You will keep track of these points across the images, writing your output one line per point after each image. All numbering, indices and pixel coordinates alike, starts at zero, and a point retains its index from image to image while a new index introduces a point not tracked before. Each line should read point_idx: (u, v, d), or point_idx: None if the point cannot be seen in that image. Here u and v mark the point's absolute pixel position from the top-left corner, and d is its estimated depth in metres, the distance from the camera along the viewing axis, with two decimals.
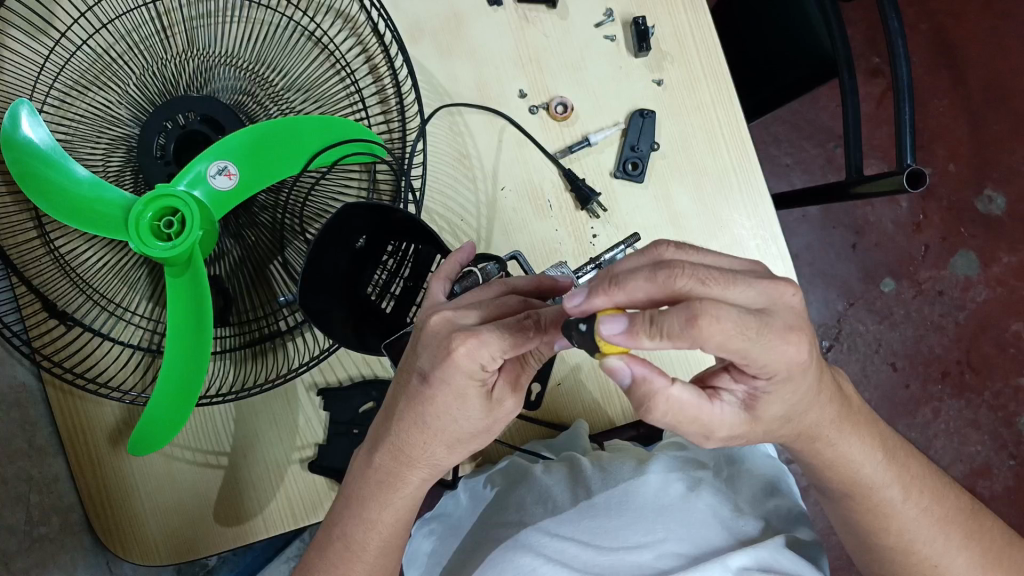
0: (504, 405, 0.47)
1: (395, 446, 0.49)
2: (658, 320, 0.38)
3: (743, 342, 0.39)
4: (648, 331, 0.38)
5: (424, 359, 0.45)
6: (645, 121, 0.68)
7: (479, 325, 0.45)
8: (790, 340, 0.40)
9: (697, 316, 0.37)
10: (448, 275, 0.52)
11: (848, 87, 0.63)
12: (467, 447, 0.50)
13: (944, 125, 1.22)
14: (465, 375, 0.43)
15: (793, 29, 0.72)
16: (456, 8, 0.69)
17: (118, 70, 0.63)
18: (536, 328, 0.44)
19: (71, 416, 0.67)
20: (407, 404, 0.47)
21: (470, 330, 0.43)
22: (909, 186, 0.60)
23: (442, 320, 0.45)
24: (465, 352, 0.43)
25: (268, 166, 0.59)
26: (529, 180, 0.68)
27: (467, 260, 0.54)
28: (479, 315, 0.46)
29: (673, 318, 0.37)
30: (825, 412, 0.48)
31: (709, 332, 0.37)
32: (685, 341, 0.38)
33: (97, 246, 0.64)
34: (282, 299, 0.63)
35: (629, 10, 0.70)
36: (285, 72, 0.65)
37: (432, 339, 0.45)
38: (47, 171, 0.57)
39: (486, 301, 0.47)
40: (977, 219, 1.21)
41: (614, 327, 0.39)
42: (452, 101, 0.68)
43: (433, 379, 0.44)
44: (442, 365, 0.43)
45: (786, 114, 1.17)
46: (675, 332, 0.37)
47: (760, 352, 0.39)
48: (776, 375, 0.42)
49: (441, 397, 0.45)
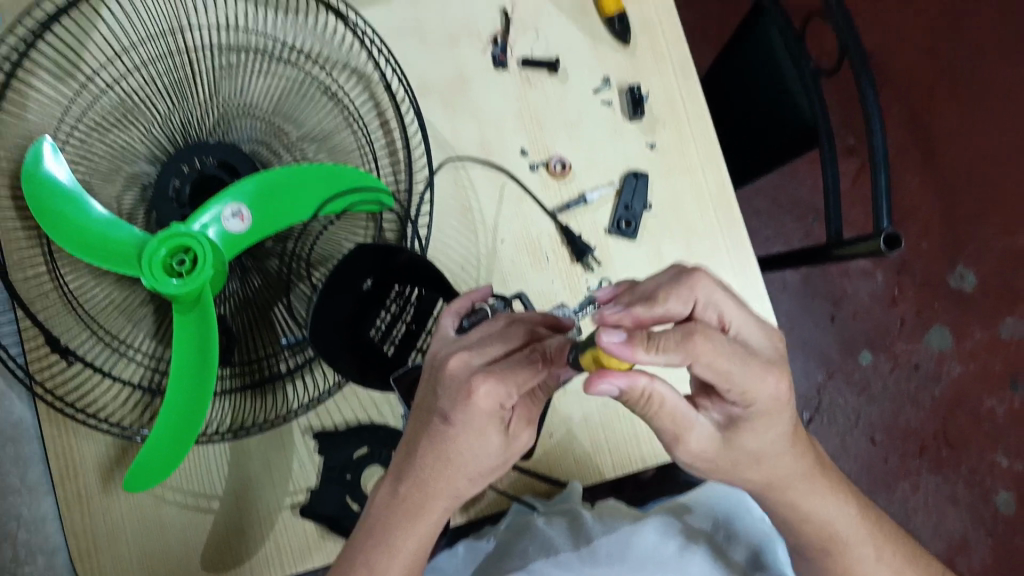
0: (521, 437, 0.49)
1: (420, 479, 0.50)
2: (653, 338, 0.40)
3: (726, 363, 0.42)
4: (646, 343, 0.40)
5: (444, 400, 0.46)
6: (638, 182, 0.72)
7: (492, 364, 0.46)
8: (778, 380, 0.45)
9: (690, 332, 0.41)
10: (458, 309, 0.54)
11: (828, 156, 0.69)
12: (486, 480, 0.51)
13: (915, 204, 1.29)
14: (484, 413, 0.45)
15: (773, 101, 0.77)
16: (463, 72, 0.74)
17: (142, 114, 0.66)
18: (544, 360, 0.47)
19: (63, 455, 0.67)
20: (429, 444, 0.48)
21: (485, 371, 0.45)
22: (886, 248, 0.64)
23: (459, 362, 0.46)
24: (485, 393, 0.45)
25: (278, 212, 0.62)
26: (526, 235, 0.72)
27: (479, 301, 0.56)
28: (490, 355, 0.47)
29: (670, 336, 0.41)
30: (796, 465, 0.51)
31: (704, 352, 0.41)
32: (678, 356, 0.41)
33: (104, 285, 0.65)
34: (284, 341, 0.65)
35: (625, 77, 0.74)
36: (301, 123, 0.69)
37: (451, 381, 0.46)
38: (64, 207, 0.61)
39: (498, 335, 0.48)
40: (950, 294, 1.26)
41: (613, 335, 0.40)
42: (456, 156, 0.72)
43: (454, 419, 0.46)
44: (463, 407, 0.45)
45: (769, 187, 1.23)
46: (671, 345, 0.41)
47: (751, 387, 0.44)
48: (753, 405, 0.45)
49: (463, 436, 0.47)
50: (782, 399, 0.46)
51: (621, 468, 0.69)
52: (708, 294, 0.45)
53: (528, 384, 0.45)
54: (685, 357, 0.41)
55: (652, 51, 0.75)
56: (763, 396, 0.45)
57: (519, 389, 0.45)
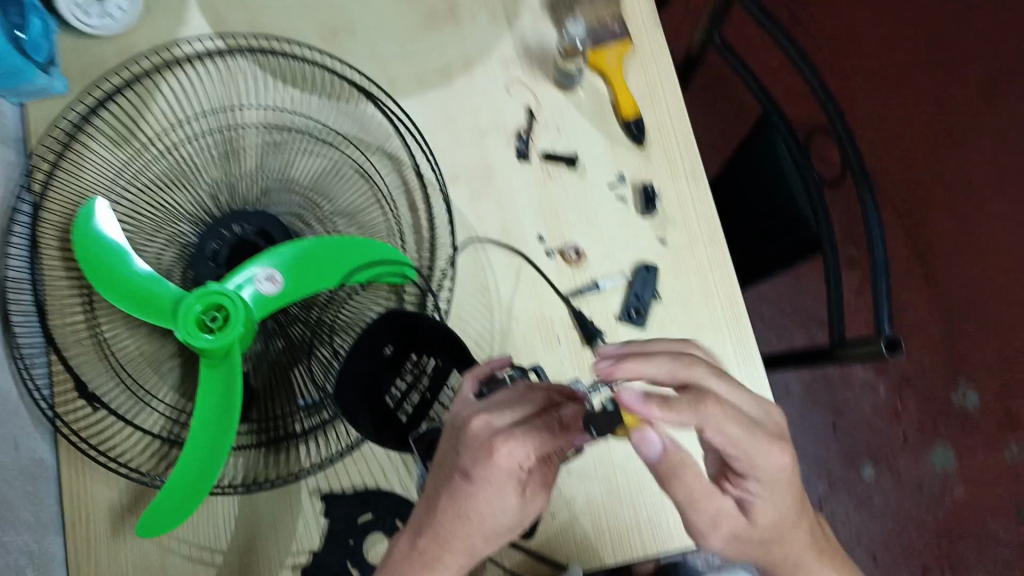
0: (534, 499, 0.51)
1: (438, 536, 0.51)
2: (668, 398, 0.44)
3: (738, 429, 0.45)
4: (660, 401, 0.44)
5: (465, 459, 0.48)
6: (649, 275, 0.76)
7: (512, 426, 0.48)
8: (781, 452, 0.47)
9: (703, 397, 0.44)
10: (478, 376, 0.57)
11: (832, 263, 0.74)
12: (499, 540, 0.53)
13: (920, 320, 1.32)
14: (503, 472, 0.47)
15: (779, 207, 0.82)
16: (489, 162, 0.79)
17: (191, 181, 0.72)
18: (560, 426, 0.49)
19: (76, 497, 0.69)
20: (449, 499, 0.50)
21: (507, 432, 0.48)
22: (888, 352, 0.67)
23: (481, 422, 0.49)
24: (506, 453, 0.47)
25: (309, 277, 0.66)
26: (540, 314, 0.75)
27: (500, 368, 0.59)
28: (510, 417, 0.49)
29: (684, 398, 0.44)
30: (804, 540, 0.55)
31: (715, 416, 0.44)
32: (691, 416, 0.44)
33: (138, 336, 0.70)
34: (301, 403, 0.67)
35: (638, 176, 0.80)
36: (335, 199, 0.74)
37: (473, 440, 0.48)
38: (110, 260, 0.66)
39: (515, 400, 0.51)
40: (953, 413, 1.29)
41: (632, 393, 0.44)
42: (477, 238, 0.77)
43: (475, 477, 0.48)
44: (484, 464, 0.47)
45: (771, 293, 1.28)
46: (685, 406, 0.44)
47: (760, 460, 0.46)
48: (763, 475, 0.48)
49: (484, 493, 0.48)
50: (791, 468, 0.49)
51: (621, 555, 0.69)
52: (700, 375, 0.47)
53: (547, 446, 0.48)
54: (697, 418, 0.44)
55: (665, 154, 0.81)
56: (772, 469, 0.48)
57: (537, 450, 0.48)
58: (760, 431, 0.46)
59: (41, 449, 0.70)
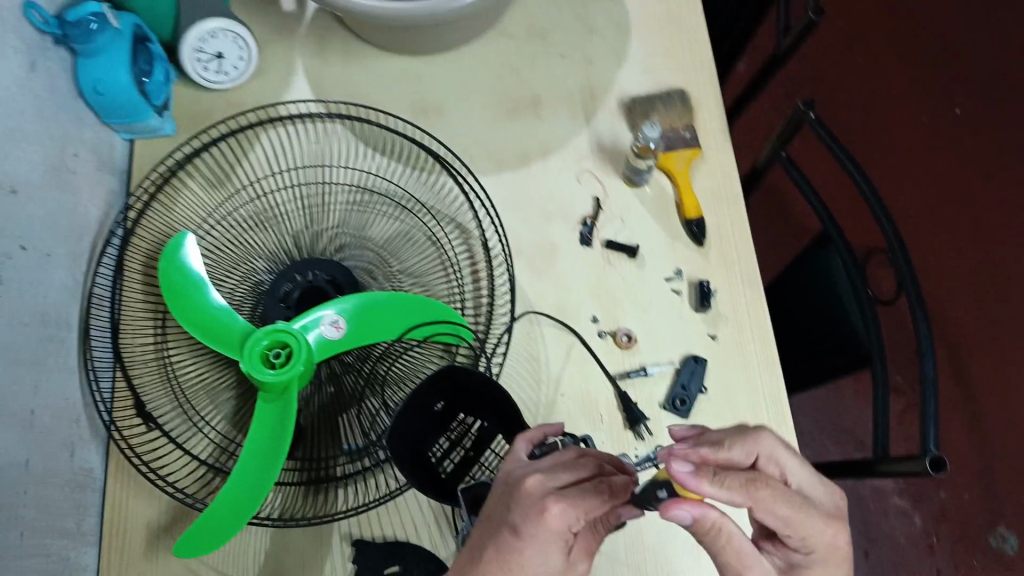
0: (577, 567, 0.51)
1: None
2: (717, 474, 0.47)
3: (788, 509, 0.48)
4: (710, 477, 0.46)
5: (517, 514, 0.49)
6: (697, 366, 0.77)
7: (563, 488, 0.50)
8: (835, 532, 0.50)
9: (753, 478, 0.47)
10: (531, 438, 0.58)
11: (880, 379, 0.74)
12: None
13: (960, 454, 1.32)
14: (554, 532, 0.49)
15: (834, 315, 0.83)
16: (554, 242, 0.83)
17: (274, 228, 0.78)
18: (609, 492, 0.49)
19: (119, 510, 0.72)
20: (495, 552, 0.50)
21: (557, 493, 0.49)
22: (931, 470, 0.66)
23: (536, 481, 0.50)
24: (557, 512, 0.48)
25: (372, 326, 0.69)
26: (587, 391, 0.77)
27: (551, 433, 0.60)
28: (563, 480, 0.51)
29: (735, 477, 0.47)
30: None
31: (765, 497, 0.47)
32: (740, 493, 0.47)
33: (201, 363, 0.74)
34: (346, 447, 0.70)
35: (696, 273, 0.82)
36: (403, 260, 0.79)
37: (525, 498, 0.50)
38: (190, 290, 0.69)
39: (567, 463, 0.52)
40: (989, 553, 1.27)
41: (683, 466, 0.46)
42: (532, 309, 0.80)
43: (523, 533, 0.49)
44: (534, 521, 0.48)
45: (810, 406, 1.31)
46: (735, 485, 0.47)
47: (812, 534, 0.49)
48: (813, 551, 0.51)
49: (529, 549, 0.49)
50: (841, 548, 0.51)
51: None
52: (769, 448, 0.53)
53: (597, 511, 0.49)
54: (747, 498, 0.47)
55: (722, 254, 0.83)
56: (822, 545, 0.50)
57: (586, 514, 0.49)
58: (812, 511, 0.49)
59: (91, 460, 0.72)
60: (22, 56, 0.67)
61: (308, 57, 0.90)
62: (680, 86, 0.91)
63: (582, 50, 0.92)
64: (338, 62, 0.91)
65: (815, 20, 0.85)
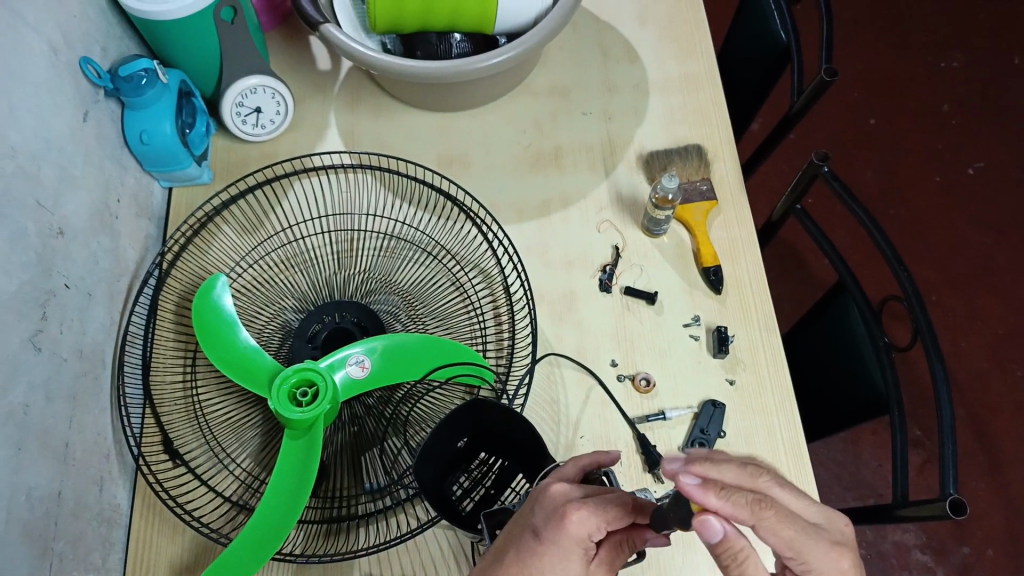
0: None
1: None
2: (723, 488, 0.46)
3: (792, 530, 0.47)
4: (717, 488, 0.46)
5: (538, 517, 0.52)
6: (716, 410, 0.78)
7: (585, 496, 0.52)
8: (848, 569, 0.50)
9: (761, 498, 0.46)
10: (583, 464, 0.60)
11: (897, 423, 0.74)
12: None
13: (981, 509, 1.30)
14: (573, 540, 0.50)
15: (850, 364, 0.84)
16: (573, 288, 0.85)
17: (306, 273, 0.81)
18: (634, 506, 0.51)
19: (143, 546, 0.73)
20: (515, 555, 0.51)
21: (579, 502, 0.51)
22: (952, 514, 0.66)
23: (560, 489, 0.53)
24: (576, 520, 0.50)
25: (396, 367, 0.71)
26: (606, 435, 0.78)
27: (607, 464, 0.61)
28: (585, 492, 0.53)
29: (743, 494, 0.46)
30: None
31: (769, 517, 0.46)
32: (744, 509, 0.46)
33: (229, 403, 0.76)
34: (368, 485, 0.70)
35: (713, 319, 0.84)
36: (428, 304, 0.81)
37: (548, 504, 0.52)
38: (221, 328, 0.71)
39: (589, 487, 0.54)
40: None
41: (690, 478, 0.46)
42: (553, 351, 0.82)
43: (543, 536, 0.51)
44: (554, 528, 0.50)
45: (831, 462, 1.30)
46: (741, 501, 0.46)
47: (815, 557, 0.48)
48: None
49: (550, 555, 0.50)
50: None
51: None
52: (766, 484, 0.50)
53: (618, 523, 0.51)
54: (752, 516, 0.46)
55: (740, 301, 0.85)
56: None
57: (608, 524, 0.51)
58: (827, 537, 0.49)
59: (119, 497, 0.73)
60: (77, 106, 0.72)
61: (341, 113, 0.95)
62: (697, 142, 0.94)
63: (603, 107, 0.97)
64: (370, 117, 0.95)
65: (828, 80, 0.88)
